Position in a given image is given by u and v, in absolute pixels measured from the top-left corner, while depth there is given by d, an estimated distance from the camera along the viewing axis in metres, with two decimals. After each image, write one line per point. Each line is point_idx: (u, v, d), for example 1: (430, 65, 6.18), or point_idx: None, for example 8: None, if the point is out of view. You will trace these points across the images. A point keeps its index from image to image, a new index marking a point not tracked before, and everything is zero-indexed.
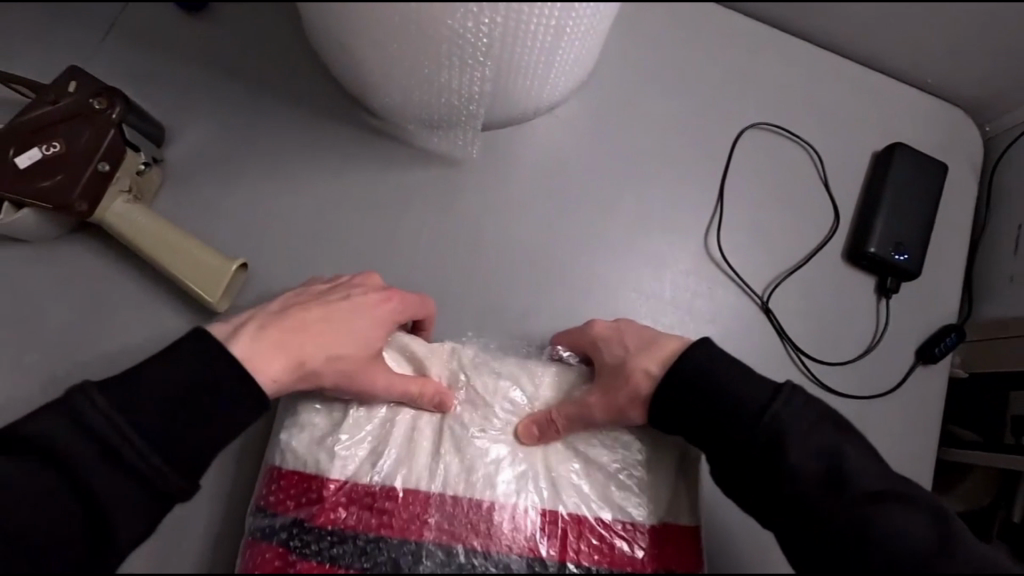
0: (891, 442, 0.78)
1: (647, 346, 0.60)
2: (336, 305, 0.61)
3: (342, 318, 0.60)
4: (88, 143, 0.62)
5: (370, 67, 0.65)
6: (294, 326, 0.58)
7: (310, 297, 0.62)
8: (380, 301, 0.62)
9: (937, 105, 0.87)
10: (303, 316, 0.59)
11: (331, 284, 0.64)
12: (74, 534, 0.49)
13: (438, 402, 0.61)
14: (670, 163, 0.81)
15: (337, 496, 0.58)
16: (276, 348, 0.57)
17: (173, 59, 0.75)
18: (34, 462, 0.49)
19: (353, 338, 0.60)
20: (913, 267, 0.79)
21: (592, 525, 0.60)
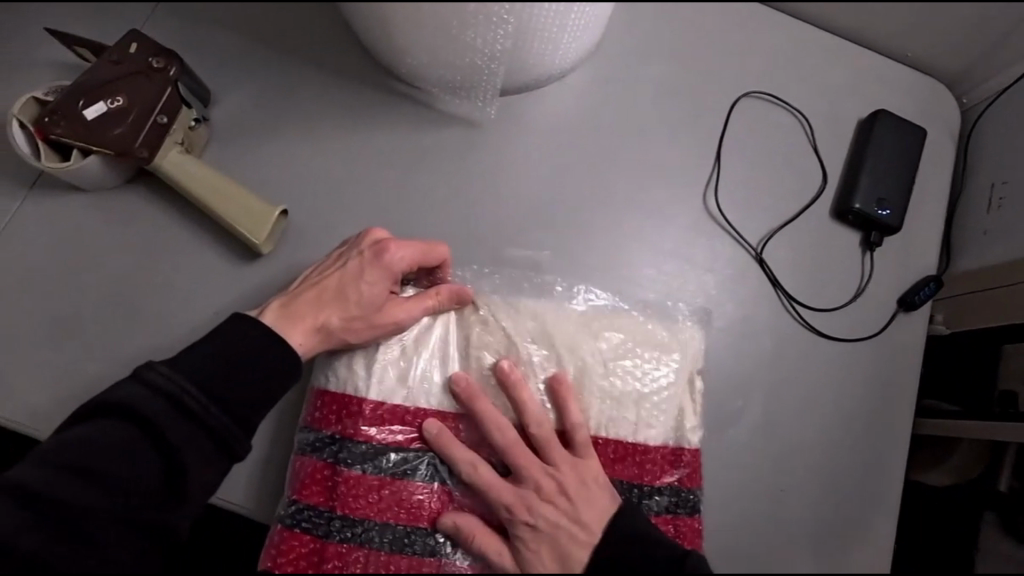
0: (876, 382, 0.85)
1: (545, 472, 0.68)
2: (336, 273, 0.69)
3: (347, 282, 0.69)
4: (149, 98, 0.69)
5: (401, 30, 0.71)
6: (310, 297, 0.69)
7: (320, 271, 0.71)
8: (371, 259, 0.69)
9: (919, 76, 0.95)
10: (313, 289, 0.69)
11: (333, 255, 0.72)
12: (148, 465, 0.60)
13: (458, 296, 0.72)
14: (672, 125, 0.88)
15: (379, 411, 0.69)
16: (299, 323, 0.67)
17: (217, 28, 0.82)
18: (128, 388, 0.61)
19: (356, 294, 0.68)
20: (894, 221, 0.86)
21: (624, 447, 0.74)
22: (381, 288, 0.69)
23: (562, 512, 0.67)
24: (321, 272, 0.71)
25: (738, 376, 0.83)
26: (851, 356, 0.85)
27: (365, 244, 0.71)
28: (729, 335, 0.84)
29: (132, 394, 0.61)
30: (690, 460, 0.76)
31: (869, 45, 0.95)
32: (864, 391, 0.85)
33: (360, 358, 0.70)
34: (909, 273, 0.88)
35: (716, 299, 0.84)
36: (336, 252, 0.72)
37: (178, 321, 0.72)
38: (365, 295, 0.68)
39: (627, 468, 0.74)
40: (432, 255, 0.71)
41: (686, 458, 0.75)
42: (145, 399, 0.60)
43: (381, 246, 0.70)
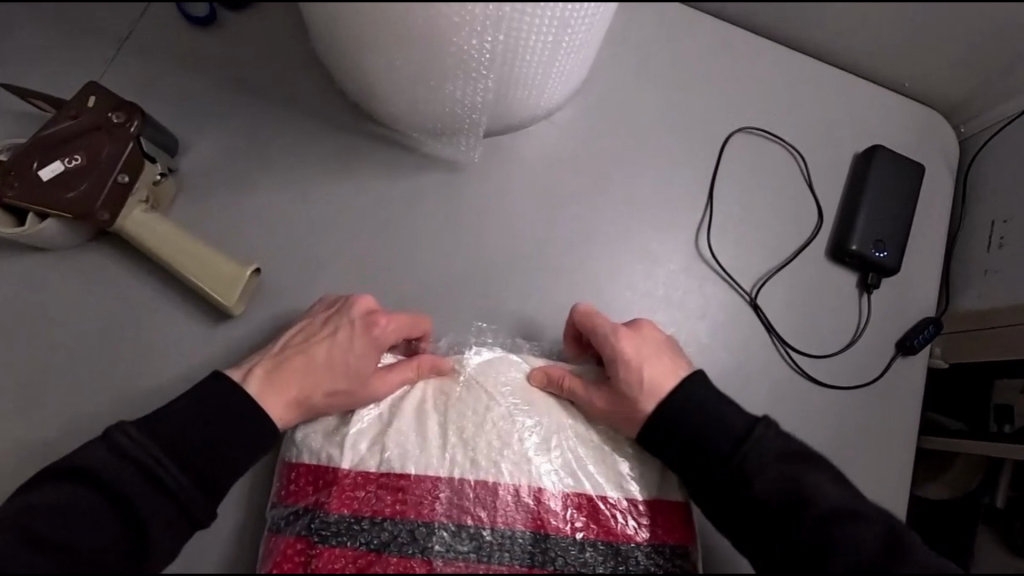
0: (874, 429, 0.82)
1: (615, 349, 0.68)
2: (325, 342, 0.67)
3: (335, 355, 0.66)
4: (109, 156, 0.65)
5: (380, 82, 0.68)
6: (294, 367, 0.66)
7: (304, 336, 0.68)
8: (364, 329, 0.67)
9: (917, 107, 0.92)
10: (298, 356, 0.66)
11: (321, 318, 0.69)
12: (114, 539, 0.57)
13: (437, 368, 0.70)
14: (662, 163, 0.85)
15: (351, 470, 0.66)
16: (281, 394, 0.65)
17: (186, 73, 0.78)
18: (95, 456, 0.58)
19: (342, 368, 0.66)
20: (892, 263, 0.83)
21: (594, 502, 0.68)
22: (371, 362, 0.67)
23: (635, 390, 0.66)
24: (308, 338, 0.68)
25: None
26: (850, 402, 0.83)
27: (356, 313, 0.68)
28: (724, 383, 0.81)
29: (94, 457, 0.58)
30: (670, 510, 0.69)
31: (867, 75, 0.92)
32: (864, 438, 0.82)
33: (338, 428, 0.68)
34: (907, 315, 0.85)
35: (711, 346, 0.81)
36: (324, 318, 0.69)
37: (148, 386, 0.69)
38: (354, 368, 0.66)
39: (598, 522, 0.67)
40: (418, 327, 0.70)
41: (677, 509, 0.70)
42: (113, 465, 0.58)
43: (372, 318, 0.67)
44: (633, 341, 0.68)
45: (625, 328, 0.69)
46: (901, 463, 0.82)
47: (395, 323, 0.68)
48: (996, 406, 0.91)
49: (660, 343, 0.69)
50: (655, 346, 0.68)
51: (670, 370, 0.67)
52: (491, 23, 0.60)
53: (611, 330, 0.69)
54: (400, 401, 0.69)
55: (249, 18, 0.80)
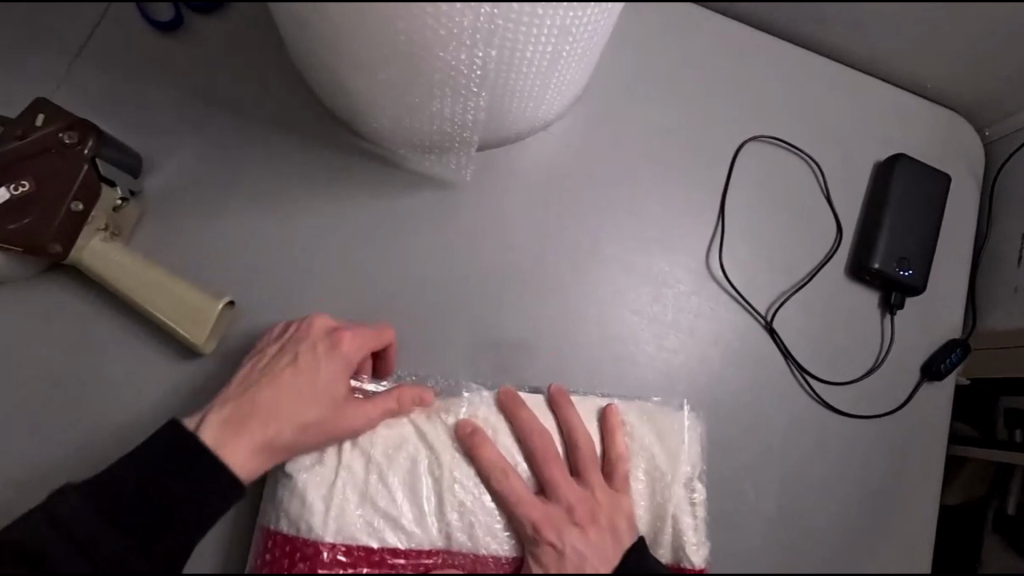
0: (897, 461, 0.77)
1: (562, 492, 0.62)
2: (285, 367, 0.61)
3: (298, 384, 0.60)
4: (63, 184, 0.63)
5: (360, 96, 0.62)
6: (256, 403, 0.59)
7: (265, 365, 0.62)
8: (326, 349, 0.62)
9: (939, 111, 0.85)
10: (259, 386, 0.60)
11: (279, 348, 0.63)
12: None
13: (420, 399, 0.64)
14: (669, 177, 0.79)
15: (334, 544, 0.61)
16: (242, 430, 0.58)
17: (148, 86, 0.72)
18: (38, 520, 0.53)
19: (310, 398, 0.60)
20: (918, 282, 0.77)
21: None
22: (338, 386, 0.61)
23: (567, 545, 0.60)
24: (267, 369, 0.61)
25: (752, 460, 0.75)
26: (873, 432, 0.77)
27: (317, 334, 0.63)
28: (737, 413, 0.76)
29: (51, 523, 0.53)
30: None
31: (889, 78, 0.85)
32: (887, 471, 0.77)
33: (324, 477, 0.62)
34: (931, 337, 0.80)
35: (723, 375, 0.76)
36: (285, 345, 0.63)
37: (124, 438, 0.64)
38: (319, 394, 0.60)
39: None
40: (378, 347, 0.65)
41: None
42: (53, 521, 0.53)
43: (333, 337, 0.62)
44: (581, 516, 0.61)
45: (580, 498, 0.62)
46: (927, 498, 0.77)
47: (359, 342, 0.63)
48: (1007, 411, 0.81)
49: (611, 525, 0.62)
50: (602, 533, 0.61)
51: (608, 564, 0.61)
52: (481, 36, 0.55)
53: (562, 494, 0.62)
54: (390, 446, 0.63)
55: (216, 22, 0.73)
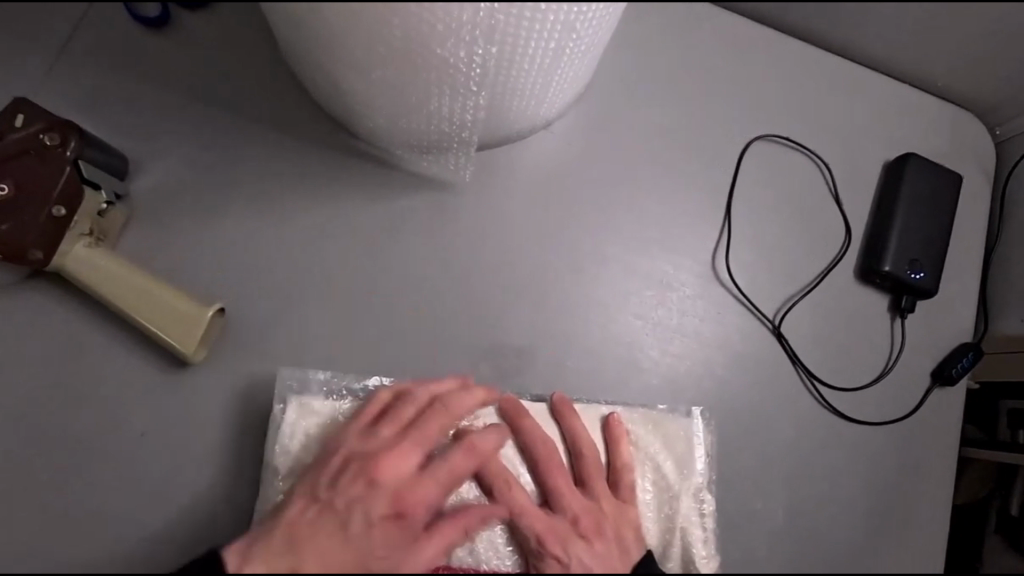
0: (907, 468, 0.75)
1: (566, 502, 0.60)
2: (344, 520, 0.51)
3: (363, 530, 0.51)
4: (44, 187, 0.61)
5: (354, 95, 0.59)
6: (315, 549, 0.50)
7: (317, 515, 0.52)
8: (394, 504, 0.52)
9: (949, 109, 0.83)
10: (403, 527, 0.52)
11: (341, 484, 0.53)
12: None
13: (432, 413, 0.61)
14: (674, 177, 0.76)
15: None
16: (388, 570, 0.50)
17: (134, 85, 0.69)
18: None
19: (380, 545, 0.51)
20: (929, 285, 0.75)
21: None
22: (411, 531, 0.52)
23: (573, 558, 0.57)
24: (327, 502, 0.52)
25: (759, 469, 0.73)
26: (883, 438, 0.76)
27: (383, 481, 0.53)
28: (744, 420, 0.74)
29: None
30: None
31: (898, 76, 0.83)
32: (897, 479, 0.75)
33: None
34: (941, 340, 0.78)
35: (729, 381, 0.74)
36: (345, 484, 0.53)
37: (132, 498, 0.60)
38: (388, 538, 0.51)
39: None
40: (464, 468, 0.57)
41: None
42: None
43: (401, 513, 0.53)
44: (587, 527, 0.59)
45: (586, 508, 0.60)
46: (940, 507, 0.74)
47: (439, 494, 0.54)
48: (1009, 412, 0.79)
49: (617, 536, 0.60)
50: (609, 544, 0.59)
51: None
52: (482, 33, 0.52)
53: (566, 502, 0.60)
54: None
55: (205, 19, 0.70)
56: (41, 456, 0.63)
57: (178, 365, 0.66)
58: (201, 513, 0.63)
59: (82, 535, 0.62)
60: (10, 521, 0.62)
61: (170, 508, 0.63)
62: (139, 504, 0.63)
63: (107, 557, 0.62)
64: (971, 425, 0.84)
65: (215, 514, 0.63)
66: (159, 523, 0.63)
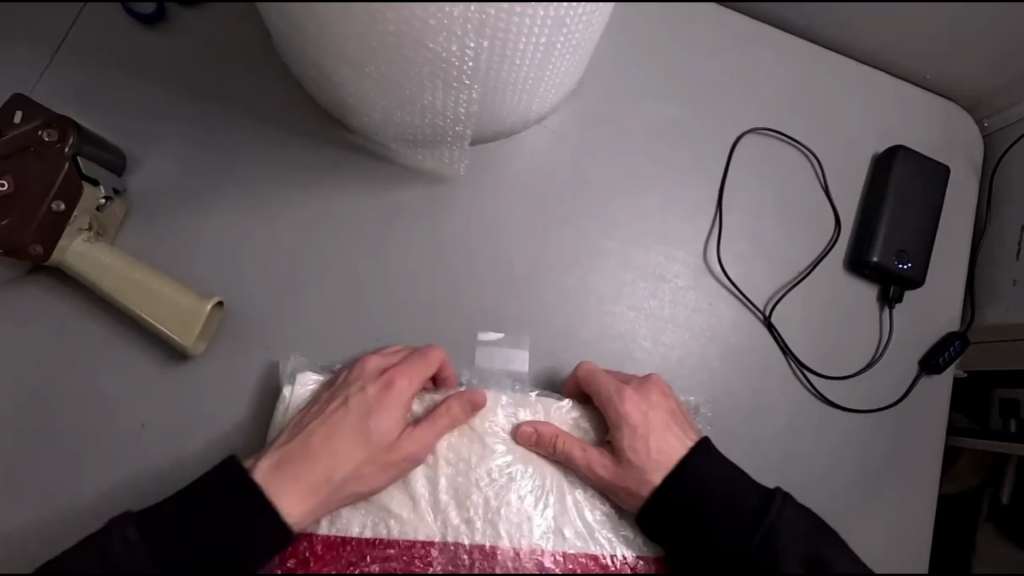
0: (894, 454, 0.77)
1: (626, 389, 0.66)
2: (343, 410, 0.61)
3: (355, 422, 0.61)
4: (44, 181, 0.62)
5: (348, 89, 0.60)
6: (314, 442, 0.60)
7: (320, 412, 0.62)
8: (380, 390, 0.62)
9: (937, 102, 0.85)
10: (385, 413, 0.61)
11: (337, 385, 0.63)
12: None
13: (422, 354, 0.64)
14: (666, 170, 0.77)
15: (329, 535, 0.62)
16: (373, 440, 0.60)
17: (132, 81, 0.70)
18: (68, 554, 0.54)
19: (365, 435, 0.60)
20: (916, 275, 0.77)
21: (600, 559, 0.65)
22: (394, 421, 0.61)
23: (645, 433, 0.63)
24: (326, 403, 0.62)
25: (753, 457, 0.74)
26: (871, 426, 0.77)
27: (370, 373, 0.63)
28: (736, 409, 0.75)
29: None
30: None
31: (887, 69, 0.84)
32: (887, 466, 0.77)
33: None
34: (929, 331, 0.80)
35: (721, 371, 0.75)
36: (341, 379, 0.64)
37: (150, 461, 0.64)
38: (376, 431, 0.61)
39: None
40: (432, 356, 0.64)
41: None
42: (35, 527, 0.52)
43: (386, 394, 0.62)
44: (640, 406, 0.65)
45: (632, 389, 0.66)
46: (926, 491, 0.76)
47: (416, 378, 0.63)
48: (1002, 400, 0.79)
49: (667, 410, 0.66)
50: (662, 414, 0.64)
51: (677, 441, 0.64)
52: (473, 27, 0.53)
53: (611, 394, 0.65)
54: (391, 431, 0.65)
55: (201, 15, 0.71)
56: (43, 448, 0.64)
57: (178, 357, 0.67)
58: None
59: (86, 526, 0.63)
60: (13, 512, 0.63)
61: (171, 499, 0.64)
62: (139, 496, 0.64)
63: None
64: (962, 415, 0.85)
65: None
66: None
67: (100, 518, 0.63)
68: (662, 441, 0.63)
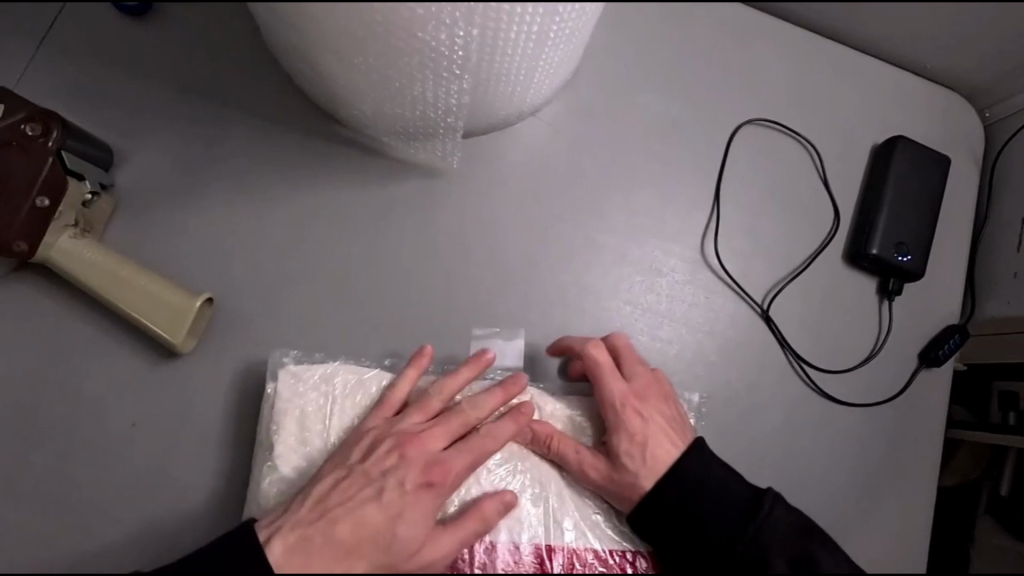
0: (892, 449, 0.76)
1: (630, 392, 0.65)
2: (372, 499, 0.56)
3: (381, 517, 0.55)
4: (28, 177, 0.60)
5: (336, 81, 0.59)
6: (333, 526, 0.55)
7: (343, 492, 0.57)
8: (420, 485, 0.57)
9: (938, 92, 0.83)
10: (419, 500, 0.57)
11: (364, 464, 0.58)
12: None
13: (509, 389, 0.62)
14: (662, 162, 0.76)
15: None
16: (398, 547, 0.55)
17: (117, 74, 0.69)
18: None
19: (392, 536, 0.55)
20: (916, 267, 0.76)
21: (598, 552, 0.64)
22: (425, 523, 0.56)
23: (645, 438, 0.63)
24: (347, 486, 0.57)
25: (751, 453, 0.74)
26: (870, 421, 0.76)
27: (410, 464, 0.58)
28: (733, 403, 0.74)
29: None
30: None
31: (887, 59, 0.83)
32: (886, 461, 0.76)
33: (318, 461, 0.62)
34: (929, 324, 0.79)
35: (718, 365, 0.74)
36: (371, 461, 0.58)
37: (141, 462, 0.64)
38: (404, 530, 0.55)
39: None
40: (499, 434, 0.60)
41: None
42: None
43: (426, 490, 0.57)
44: (641, 412, 0.64)
45: (634, 395, 0.65)
46: (924, 487, 0.76)
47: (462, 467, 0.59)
48: (1002, 392, 0.79)
49: (667, 415, 0.65)
50: (662, 422, 0.64)
51: (673, 448, 0.63)
52: (462, 15, 0.52)
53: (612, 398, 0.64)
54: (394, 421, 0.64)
55: (187, 6, 0.70)
56: (32, 449, 0.63)
57: (168, 355, 0.66)
58: (196, 503, 0.64)
59: (75, 529, 0.63)
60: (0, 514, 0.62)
61: (164, 499, 0.64)
62: (130, 497, 0.63)
63: (101, 549, 0.62)
64: (961, 407, 0.84)
65: (208, 504, 0.64)
66: (151, 516, 0.63)
67: (89, 520, 0.63)
68: (663, 447, 0.63)
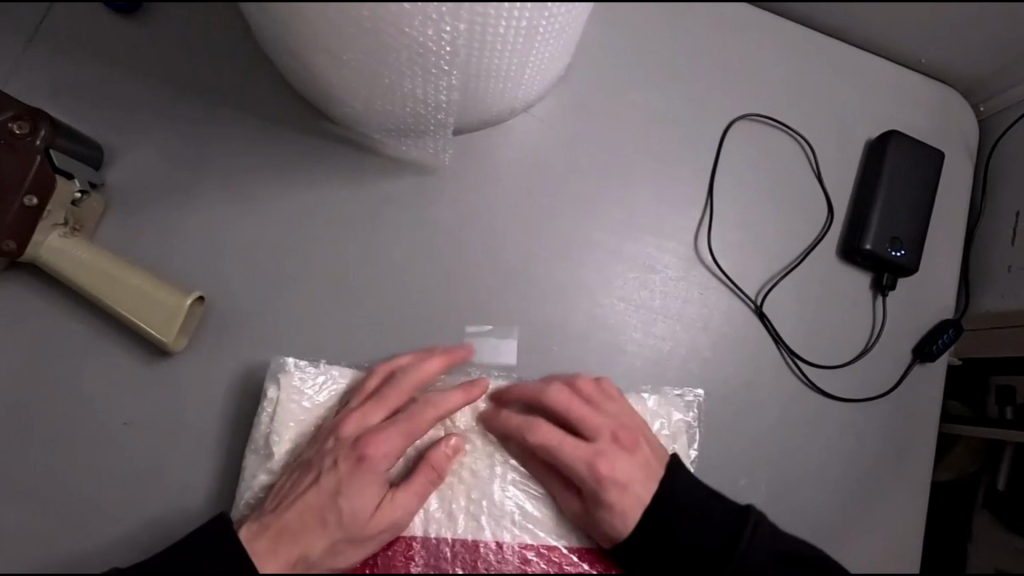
0: (886, 444, 0.76)
1: (604, 434, 0.62)
2: (317, 486, 0.58)
3: (329, 499, 0.58)
4: (16, 176, 0.60)
5: (326, 77, 0.59)
6: (292, 516, 0.57)
7: (295, 482, 0.59)
8: (353, 462, 0.58)
9: (933, 86, 0.83)
10: (358, 476, 0.58)
11: (312, 454, 0.60)
12: None
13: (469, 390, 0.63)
14: (656, 158, 0.76)
15: None
16: (349, 521, 0.58)
17: (108, 72, 0.68)
18: None
19: (341, 512, 0.58)
20: (909, 262, 0.76)
21: (585, 552, 0.64)
22: (369, 495, 0.58)
23: (619, 482, 0.61)
24: (298, 478, 0.59)
25: (745, 448, 0.74)
26: (864, 416, 0.76)
27: (345, 445, 0.60)
28: (727, 399, 0.74)
29: None
30: None
31: (883, 53, 0.82)
32: (880, 456, 0.76)
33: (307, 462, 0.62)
34: (923, 319, 0.79)
35: (712, 362, 0.74)
36: (316, 448, 0.60)
37: (134, 460, 0.64)
38: (349, 507, 0.58)
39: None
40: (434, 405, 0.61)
41: None
42: None
43: (360, 465, 0.58)
44: (614, 456, 0.62)
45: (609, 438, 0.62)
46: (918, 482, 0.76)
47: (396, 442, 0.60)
48: (997, 387, 0.79)
49: (643, 452, 0.63)
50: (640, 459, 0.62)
51: (649, 478, 0.62)
52: (450, 10, 0.51)
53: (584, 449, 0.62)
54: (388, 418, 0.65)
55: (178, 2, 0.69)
56: (25, 450, 0.63)
57: (161, 354, 0.66)
58: (189, 501, 0.64)
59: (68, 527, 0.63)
60: None
61: (157, 498, 0.64)
62: (123, 495, 0.63)
63: (96, 547, 0.62)
64: (958, 403, 0.84)
65: (201, 503, 0.64)
66: (145, 514, 0.63)
67: (82, 518, 0.63)
68: (636, 485, 0.62)
